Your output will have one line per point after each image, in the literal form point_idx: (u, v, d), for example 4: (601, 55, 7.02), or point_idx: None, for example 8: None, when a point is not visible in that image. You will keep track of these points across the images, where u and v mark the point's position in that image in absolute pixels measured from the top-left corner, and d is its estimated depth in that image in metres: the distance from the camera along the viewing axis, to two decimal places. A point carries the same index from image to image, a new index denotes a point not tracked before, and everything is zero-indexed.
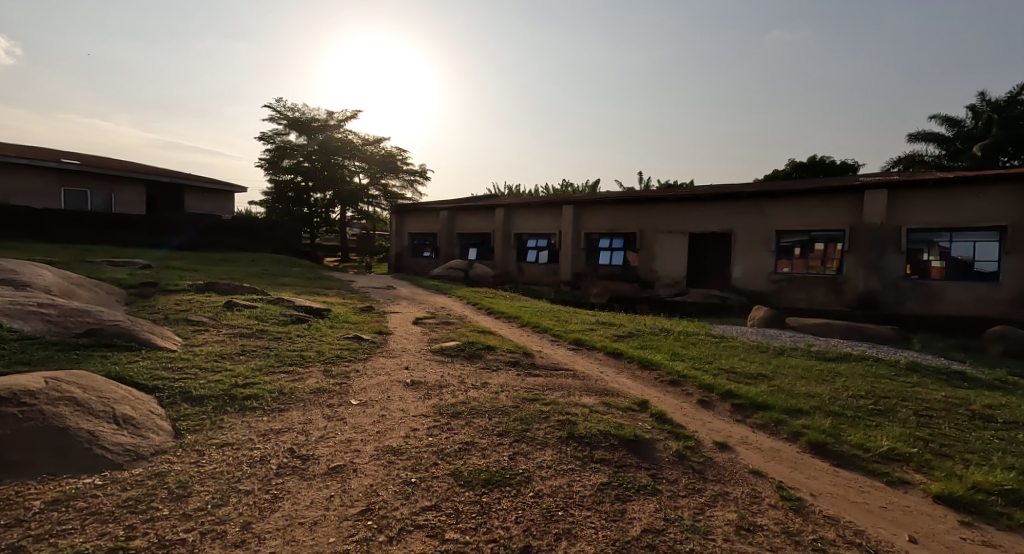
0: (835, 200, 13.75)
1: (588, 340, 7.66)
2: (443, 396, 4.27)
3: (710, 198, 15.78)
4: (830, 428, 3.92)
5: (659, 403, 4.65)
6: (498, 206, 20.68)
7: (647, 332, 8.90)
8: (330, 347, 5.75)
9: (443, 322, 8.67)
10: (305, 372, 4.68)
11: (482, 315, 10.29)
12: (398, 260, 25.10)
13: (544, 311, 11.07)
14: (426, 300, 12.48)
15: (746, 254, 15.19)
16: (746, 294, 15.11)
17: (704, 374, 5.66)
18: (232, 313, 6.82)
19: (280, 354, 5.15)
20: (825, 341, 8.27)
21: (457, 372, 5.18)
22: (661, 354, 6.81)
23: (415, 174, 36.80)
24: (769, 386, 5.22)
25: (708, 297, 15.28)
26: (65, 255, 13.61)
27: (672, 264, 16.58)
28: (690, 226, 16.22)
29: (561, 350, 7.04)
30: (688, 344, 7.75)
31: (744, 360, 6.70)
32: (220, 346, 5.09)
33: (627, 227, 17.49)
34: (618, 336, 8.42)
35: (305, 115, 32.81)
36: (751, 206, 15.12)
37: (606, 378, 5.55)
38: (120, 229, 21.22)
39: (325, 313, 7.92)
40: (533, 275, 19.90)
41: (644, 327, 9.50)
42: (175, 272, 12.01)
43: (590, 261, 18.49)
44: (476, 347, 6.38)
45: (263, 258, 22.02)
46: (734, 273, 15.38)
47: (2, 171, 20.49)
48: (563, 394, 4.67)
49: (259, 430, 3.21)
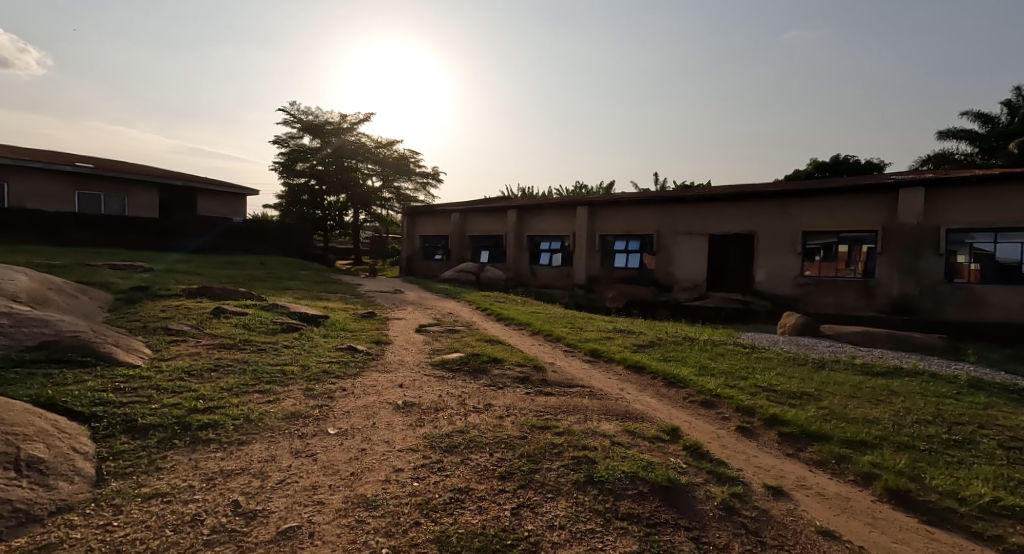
0: (867, 198, 12.84)
1: (605, 352, 6.99)
2: (438, 422, 3.64)
3: (731, 198, 14.96)
4: (907, 468, 3.20)
5: (691, 431, 3.97)
6: (511, 207, 20.08)
7: (669, 341, 8.18)
8: (318, 360, 5.17)
9: (449, 330, 8.07)
10: (283, 391, 4.10)
11: (492, 321, 9.66)
12: (409, 262, 24.62)
13: (557, 318, 10.41)
14: (434, 305, 11.88)
15: (770, 256, 14.34)
16: (771, 299, 14.26)
17: (740, 393, 4.95)
18: (218, 321, 6.29)
19: (260, 369, 4.58)
20: (868, 353, 7.48)
21: (457, 391, 4.55)
22: (687, 368, 6.11)
23: (428, 176, 36.41)
24: (818, 409, 4.49)
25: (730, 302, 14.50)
26: (68, 259, 13.32)
27: (691, 267, 15.79)
28: (710, 228, 15.42)
29: (575, 363, 6.38)
30: (716, 356, 7.03)
31: (781, 375, 5.97)
32: (193, 360, 4.54)
33: (644, 229, 16.74)
34: (638, 346, 7.73)
35: (318, 118, 32.62)
36: (776, 206, 14.27)
37: (627, 398, 4.87)
38: (130, 232, 21.07)
39: (322, 320, 7.38)
40: (546, 278, 19.24)
41: (665, 335, 8.78)
42: (175, 276, 11.60)
43: (605, 264, 17.77)
44: (481, 360, 5.75)
45: (272, 261, 21.70)
46: (757, 276, 14.54)
47: (16, 175, 20.50)
48: (577, 419, 4.02)
49: (205, 473, 2.61)
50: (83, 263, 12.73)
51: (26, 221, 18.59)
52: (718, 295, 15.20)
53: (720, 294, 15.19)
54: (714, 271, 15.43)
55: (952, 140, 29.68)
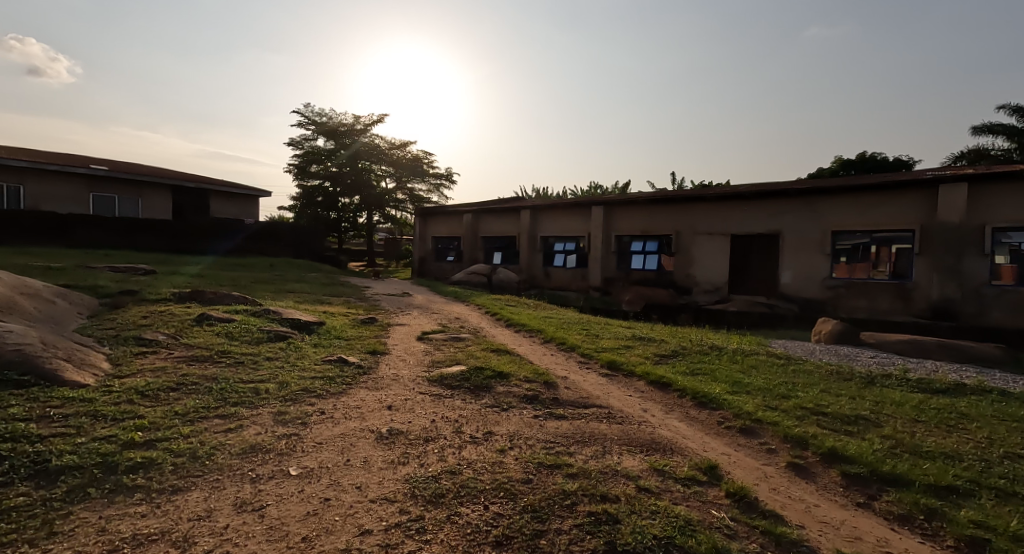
0: (903, 195, 11.91)
1: (625, 364, 6.28)
2: (424, 459, 3.01)
3: (755, 196, 14.11)
4: (1022, 530, 2.48)
5: (733, 469, 3.29)
6: (524, 207, 19.45)
7: (694, 351, 7.44)
8: (300, 375, 4.58)
9: (454, 337, 7.44)
10: (249, 416, 3.50)
11: (501, 328, 9.01)
12: (421, 264, 24.11)
13: (570, 323, 9.73)
14: (441, 309, 11.28)
15: (797, 257, 13.46)
16: (798, 302, 13.39)
17: (784, 417, 4.24)
18: (200, 330, 5.76)
19: (230, 386, 4.00)
20: (921, 366, 6.67)
21: (454, 414, 3.92)
22: (718, 383, 5.39)
23: (441, 177, 35.97)
24: (882, 440, 3.76)
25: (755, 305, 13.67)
26: (71, 262, 13.06)
27: (711, 269, 14.96)
28: (732, 227, 14.58)
29: (591, 377, 5.71)
30: (748, 370, 6.28)
31: (827, 393, 5.22)
32: (155, 376, 3.98)
33: (662, 229, 15.97)
34: (661, 356, 7.01)
35: (332, 119, 32.42)
36: (802, 204, 13.39)
37: (652, 423, 4.20)
38: (142, 234, 20.94)
39: (315, 328, 6.81)
40: (560, 280, 18.55)
41: (690, 344, 8.03)
42: (175, 280, 11.20)
43: (621, 265, 17.02)
44: (484, 374, 5.12)
45: (281, 263, 21.39)
46: (782, 278, 13.67)
47: (31, 177, 20.51)
48: (593, 453, 3.35)
49: (112, 540, 2.00)
50: (85, 265, 12.43)
51: (38, 223, 18.53)
52: (741, 298, 14.36)
53: (743, 297, 14.35)
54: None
55: (987, 135, 28.35)
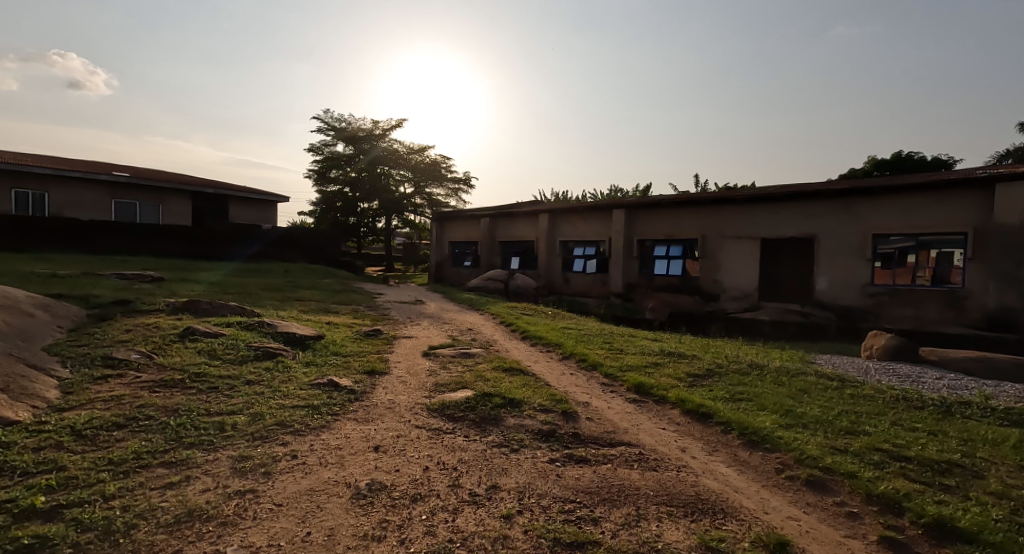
0: (953, 196, 10.83)
1: (654, 387, 5.50)
2: (406, 534, 2.33)
3: (788, 198, 13.14)
4: None
5: (811, 545, 2.52)
6: (542, 211, 18.73)
7: (731, 370, 6.61)
8: (277, 404, 3.94)
9: (464, 353, 6.76)
10: (203, 463, 2.87)
11: (517, 341, 8.30)
12: (438, 269, 23.56)
13: (591, 336, 8.96)
14: (454, 319, 10.62)
15: (834, 262, 12.43)
16: (835, 311, 12.35)
17: (859, 463, 3.44)
18: (181, 347, 5.19)
19: (192, 420, 3.37)
20: (1000, 391, 5.74)
21: (452, 459, 3.23)
22: (767, 414, 4.59)
23: (460, 182, 35.53)
24: (997, 503, 2.94)
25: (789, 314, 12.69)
26: (82, 269, 12.83)
27: (740, 274, 14.02)
28: (763, 231, 13.62)
29: (617, 405, 4.98)
30: (798, 395, 5.44)
31: (901, 429, 4.38)
32: (105, 408, 3.38)
33: (686, 233, 15.08)
34: (695, 377, 6.21)
35: (351, 125, 32.31)
36: (840, 206, 12.37)
37: (695, 471, 3.45)
38: (161, 240, 20.89)
39: (310, 343, 6.20)
40: (580, 286, 17.77)
41: (725, 361, 7.19)
42: (180, 288, 10.78)
43: (644, 271, 16.15)
44: (492, 402, 4.41)
45: (297, 269, 21.06)
46: (817, 285, 12.65)
47: (54, 184, 20.66)
48: (626, 520, 2.63)
49: None
50: (93, 273, 12.18)
51: (59, 230, 18.58)
52: (772, 307, 13.37)
53: (775, 305, 13.36)
54: (766, 279, 13.61)
55: None
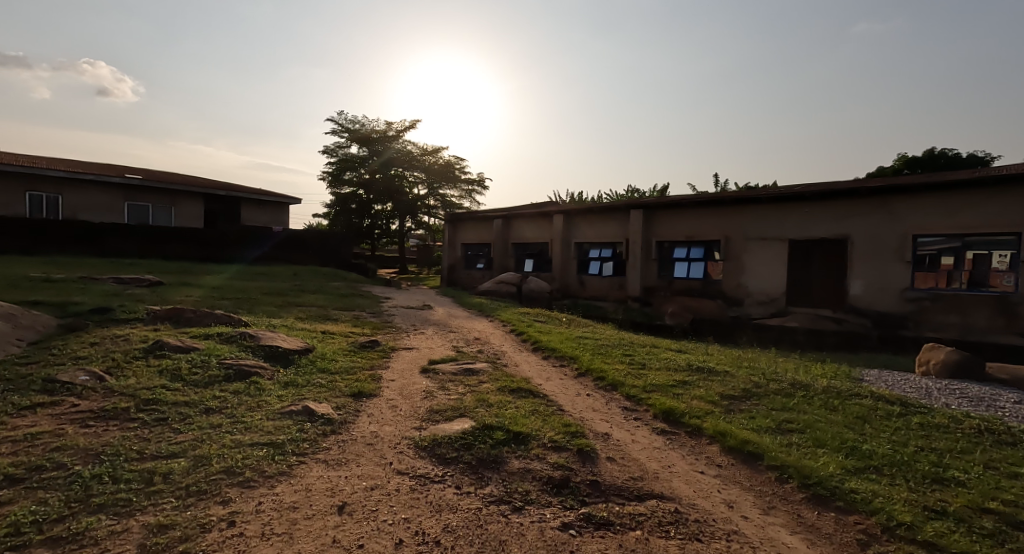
0: (1005, 193, 9.75)
1: (686, 414, 4.69)
2: None
3: (819, 197, 12.16)
4: None
5: None
6: (556, 212, 17.96)
7: (771, 391, 5.75)
8: (230, 443, 3.24)
9: (467, 370, 6.01)
10: (103, 538, 2.17)
11: (528, 354, 7.54)
12: (450, 272, 22.88)
13: (610, 347, 8.15)
14: (461, 327, 9.89)
15: (870, 265, 11.40)
16: (872, 317, 11.33)
17: (971, 537, 2.60)
18: (142, 366, 4.54)
19: (112, 469, 2.68)
20: None
21: (435, 530, 2.49)
22: (827, 453, 3.75)
23: (475, 183, 34.89)
24: None
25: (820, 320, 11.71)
26: (83, 273, 12.43)
27: (766, 278, 13.06)
28: (791, 232, 12.66)
29: (643, 438, 4.20)
30: (858, 426, 4.58)
31: (1002, 479, 3.50)
32: (7, 456, 2.71)
33: (708, 234, 14.17)
34: (732, 400, 5.37)
35: (365, 126, 31.91)
36: (876, 205, 11.36)
37: (752, 542, 2.65)
38: (171, 243, 20.62)
39: (295, 359, 5.52)
40: (596, 290, 16.95)
41: (763, 378, 6.33)
42: (177, 293, 10.24)
43: (663, 274, 15.26)
44: (493, 438, 3.67)
45: (306, 272, 20.57)
46: (851, 289, 11.60)
47: (67, 187, 20.54)
48: None
49: None
50: (91, 277, 11.75)
51: (69, 233, 18.40)
52: (802, 312, 12.39)
53: (805, 311, 12.36)
54: (795, 283, 12.61)
55: None
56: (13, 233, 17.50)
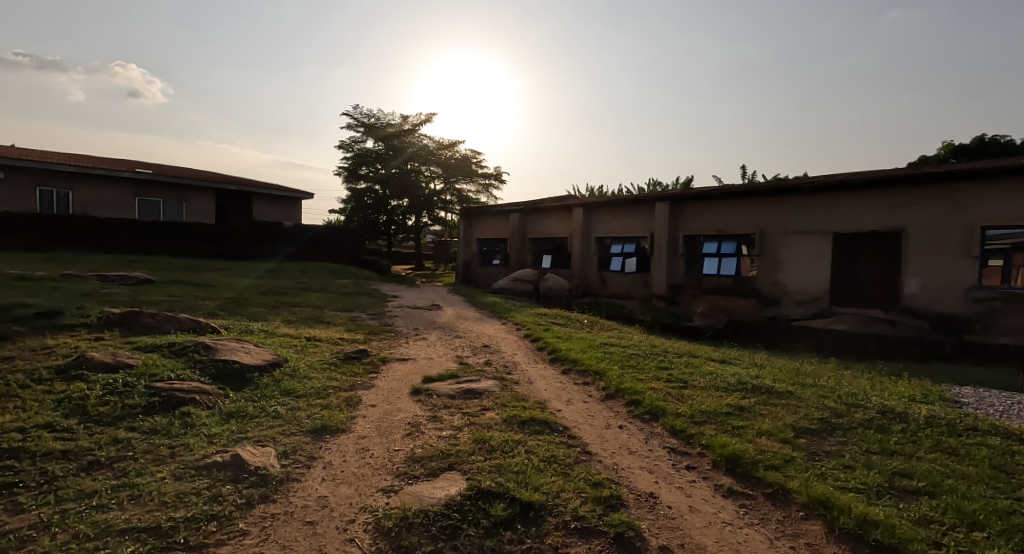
0: None
1: (758, 462, 3.45)
2: None
3: (870, 185, 10.61)
4: None
5: None
6: (576, 204, 16.64)
7: (858, 424, 4.45)
8: (88, 532, 2.14)
9: (468, 392, 4.82)
10: None
11: (545, 367, 6.34)
12: (465, 269, 21.79)
13: (641, 358, 6.92)
14: (470, 331, 8.75)
15: (929, 261, 9.89)
16: (929, 319, 9.85)
17: None
18: (40, 393, 3.49)
19: None
20: None
21: None
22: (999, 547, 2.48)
23: (492, 177, 33.66)
24: None
25: (871, 322, 10.22)
26: (75, 270, 11.65)
27: (807, 275, 11.58)
28: (835, 224, 11.15)
29: (704, 502, 2.99)
30: (1006, 485, 3.27)
31: None
32: None
33: (741, 227, 12.72)
34: (811, 438, 4.10)
35: (381, 121, 30.96)
36: (937, 194, 9.81)
37: None
38: (180, 239, 19.95)
39: (254, 380, 4.43)
40: (617, 287, 15.66)
41: (841, 403, 5.01)
42: (159, 292, 9.30)
43: (691, 270, 13.87)
44: (488, 519, 2.49)
45: (315, 269, 19.64)
46: (905, 287, 10.14)
47: (76, 182, 20.00)
48: None
49: None
50: (75, 274, 10.92)
51: (74, 229, 17.82)
52: (847, 313, 10.91)
53: (851, 312, 10.88)
54: (841, 280, 11.11)
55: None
56: (18, 229, 16.97)
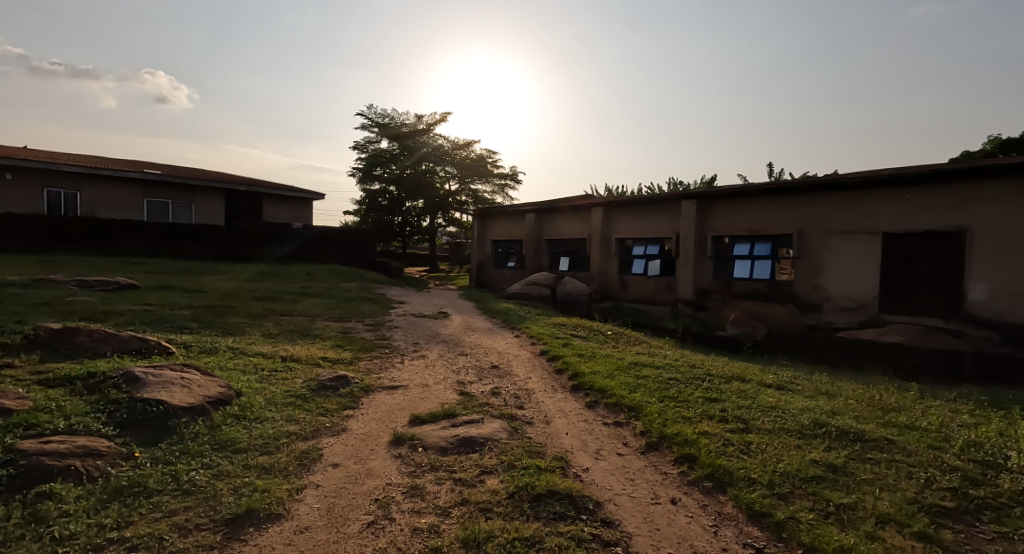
0: None
1: None
2: None
3: (929, 178, 9.10)
4: None
5: None
6: (595, 203, 15.34)
7: (1011, 500, 3.14)
8: None
9: (463, 442, 3.64)
10: None
11: (566, 398, 5.12)
12: (478, 272, 20.65)
13: (682, 385, 5.65)
14: (478, 346, 7.59)
15: (999, 264, 8.40)
16: (1001, 330, 8.37)
17: None
18: None
19: None
20: None
21: None
22: None
23: (508, 178, 32.54)
24: None
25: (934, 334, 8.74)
26: (59, 276, 10.76)
27: (852, 279, 10.12)
28: (887, 223, 9.67)
29: None
30: None
31: None
32: None
33: (778, 227, 11.29)
34: (954, 529, 2.81)
35: (395, 121, 30.08)
36: (1009, 187, 8.31)
37: None
38: (184, 240, 19.20)
39: (177, 430, 3.31)
40: (640, 292, 14.34)
41: (970, 463, 3.68)
42: (133, 301, 8.29)
43: (721, 273, 12.47)
44: None
45: (322, 272, 18.69)
46: (970, 294, 8.66)
47: (83, 182, 19.38)
48: None
49: None
50: (54, 280, 10.00)
51: (76, 230, 17.14)
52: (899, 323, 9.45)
53: (905, 321, 9.41)
54: (893, 285, 9.65)
55: None
56: (18, 230, 16.34)
